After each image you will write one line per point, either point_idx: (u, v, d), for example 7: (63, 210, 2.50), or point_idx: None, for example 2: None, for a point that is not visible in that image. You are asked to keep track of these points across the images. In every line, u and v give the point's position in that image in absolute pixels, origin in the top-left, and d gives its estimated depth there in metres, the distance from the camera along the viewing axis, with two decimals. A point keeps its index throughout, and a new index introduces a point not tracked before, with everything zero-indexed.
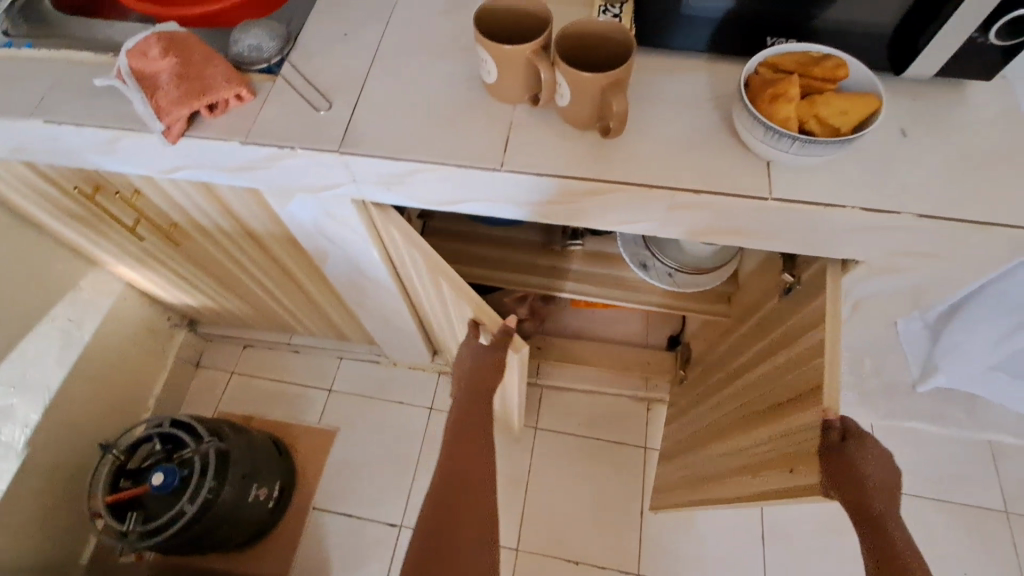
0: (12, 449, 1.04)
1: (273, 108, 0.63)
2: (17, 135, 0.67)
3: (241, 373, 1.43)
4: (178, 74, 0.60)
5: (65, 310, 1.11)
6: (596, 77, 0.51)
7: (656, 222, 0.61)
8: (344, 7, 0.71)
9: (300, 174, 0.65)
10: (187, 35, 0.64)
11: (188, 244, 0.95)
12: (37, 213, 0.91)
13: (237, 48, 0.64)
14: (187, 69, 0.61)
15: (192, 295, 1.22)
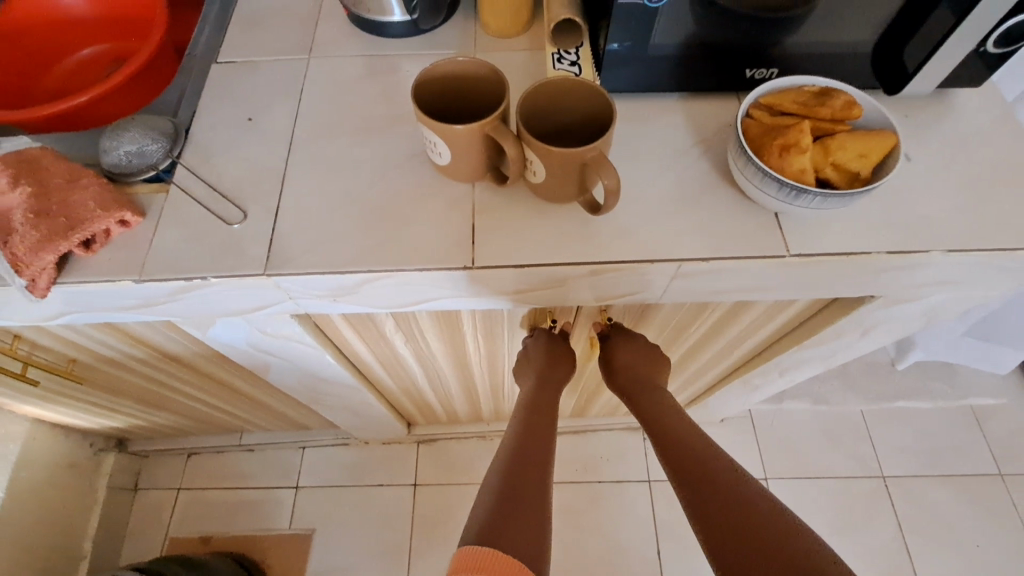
0: None
1: (172, 230, 0.49)
2: None
3: (190, 487, 1.24)
4: (34, 212, 0.46)
5: None
6: (577, 151, 0.42)
7: (658, 293, 0.53)
8: (245, 86, 0.58)
9: (221, 297, 0.51)
10: (42, 153, 0.50)
11: (95, 376, 0.78)
12: None
13: (110, 157, 0.51)
14: (46, 199, 0.47)
15: (115, 418, 1.03)
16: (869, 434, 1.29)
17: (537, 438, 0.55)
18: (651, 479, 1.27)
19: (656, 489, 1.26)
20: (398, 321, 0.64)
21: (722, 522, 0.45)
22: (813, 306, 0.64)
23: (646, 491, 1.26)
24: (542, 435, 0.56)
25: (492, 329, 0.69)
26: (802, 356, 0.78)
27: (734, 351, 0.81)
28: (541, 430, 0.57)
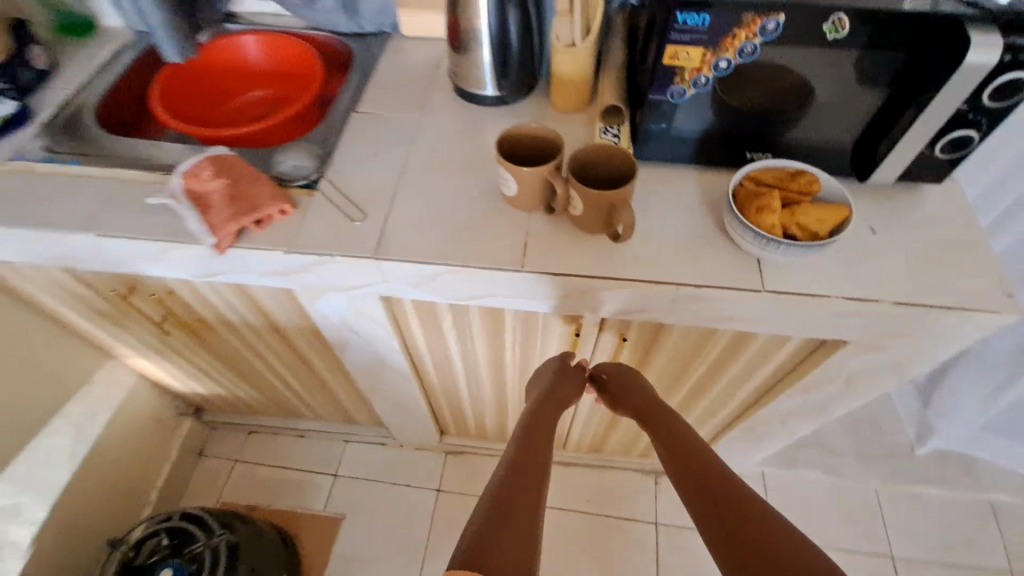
0: (17, 547, 1.00)
1: (313, 221, 0.69)
2: (68, 249, 0.72)
3: (245, 461, 1.41)
4: (229, 196, 0.67)
5: (80, 404, 1.08)
6: (607, 194, 0.59)
7: (662, 313, 0.67)
8: (375, 130, 0.80)
9: (334, 272, 0.69)
10: (236, 158, 0.72)
11: (210, 337, 0.98)
12: (70, 314, 0.96)
13: (280, 168, 0.73)
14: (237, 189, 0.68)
15: (205, 384, 1.23)
16: (881, 513, 1.31)
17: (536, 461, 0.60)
18: (658, 522, 1.33)
19: (661, 533, 1.32)
20: (456, 317, 0.81)
21: (737, 535, 0.51)
22: (798, 350, 0.76)
23: (653, 533, 1.32)
24: (534, 456, 0.60)
25: (528, 340, 0.83)
26: (795, 401, 0.89)
27: (736, 391, 0.92)
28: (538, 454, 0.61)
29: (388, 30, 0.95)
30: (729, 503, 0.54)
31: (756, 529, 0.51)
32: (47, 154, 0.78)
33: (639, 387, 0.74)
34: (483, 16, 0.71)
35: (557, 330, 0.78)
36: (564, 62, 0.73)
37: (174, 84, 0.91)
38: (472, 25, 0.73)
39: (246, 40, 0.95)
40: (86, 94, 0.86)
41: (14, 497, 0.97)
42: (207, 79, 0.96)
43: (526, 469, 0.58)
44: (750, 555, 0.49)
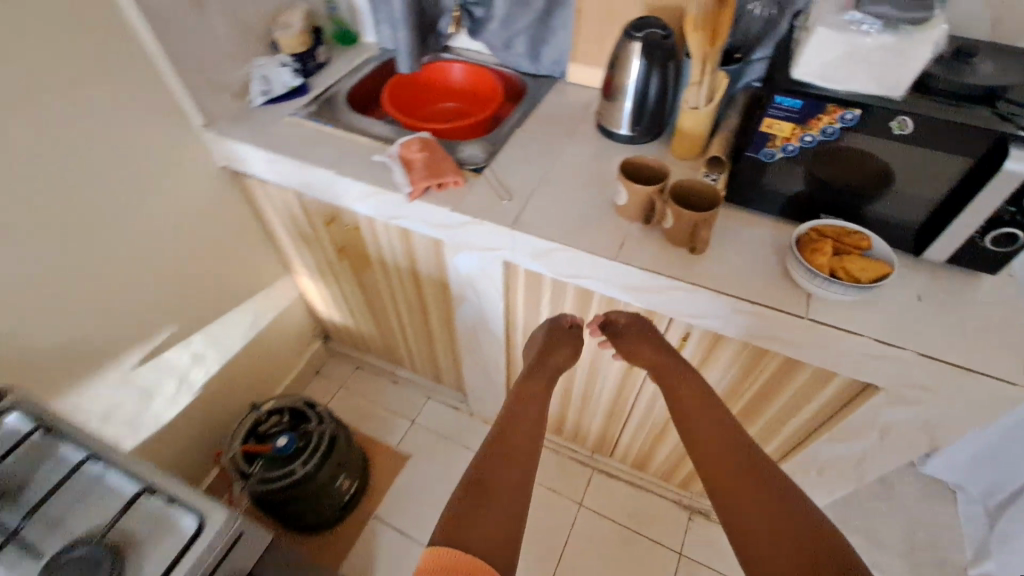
0: (189, 385, 1.24)
1: (475, 194, 0.95)
2: (310, 179, 1.05)
3: (347, 389, 1.70)
4: (426, 165, 0.96)
5: (261, 299, 1.41)
6: (695, 215, 0.78)
7: (720, 321, 0.83)
8: (531, 143, 1.07)
9: (476, 233, 0.94)
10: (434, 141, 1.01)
11: (365, 271, 1.27)
12: (280, 230, 1.31)
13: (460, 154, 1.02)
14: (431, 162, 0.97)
15: (342, 314, 1.55)
16: None
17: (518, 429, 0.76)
18: (682, 553, 1.40)
19: (683, 564, 1.38)
20: (554, 295, 1.02)
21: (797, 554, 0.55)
22: (837, 391, 0.88)
23: (675, 561, 1.39)
24: (517, 424, 0.77)
25: None
26: (831, 448, 0.98)
27: (777, 427, 1.03)
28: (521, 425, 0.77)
29: (557, 75, 1.23)
30: (783, 516, 0.59)
31: (736, 460, 0.66)
32: (313, 117, 1.13)
33: (646, 339, 0.87)
34: (633, 74, 0.95)
35: None
36: (686, 117, 0.94)
37: (400, 86, 1.27)
38: (622, 79, 0.96)
39: (453, 66, 1.31)
40: (340, 83, 1.22)
41: (204, 347, 1.26)
42: (418, 87, 1.31)
43: (507, 438, 0.75)
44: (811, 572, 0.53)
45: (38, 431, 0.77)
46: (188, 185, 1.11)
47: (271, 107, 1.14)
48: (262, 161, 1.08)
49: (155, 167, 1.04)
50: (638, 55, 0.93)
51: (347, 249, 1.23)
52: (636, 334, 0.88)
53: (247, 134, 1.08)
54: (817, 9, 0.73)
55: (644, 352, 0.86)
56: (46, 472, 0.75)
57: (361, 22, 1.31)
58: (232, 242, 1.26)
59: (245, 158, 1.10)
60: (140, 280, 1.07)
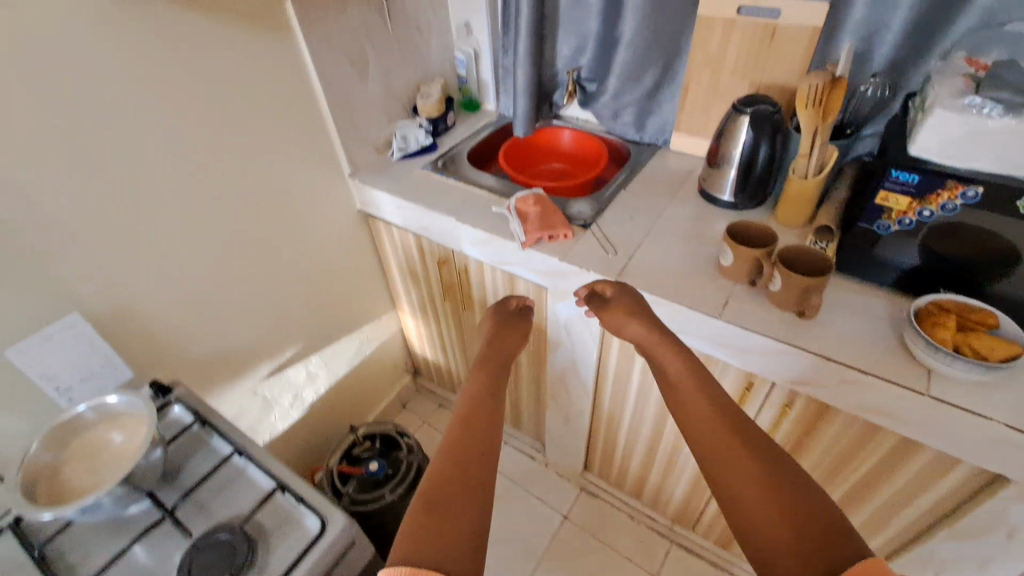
0: (302, 402, 1.37)
1: (582, 246, 1.03)
2: (433, 224, 1.18)
3: (430, 426, 1.77)
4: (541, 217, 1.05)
5: (369, 328, 1.54)
6: (806, 279, 0.79)
7: (828, 389, 0.82)
8: (636, 202, 1.14)
9: (577, 282, 1.01)
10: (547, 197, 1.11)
11: (464, 311, 1.37)
12: (395, 269, 1.46)
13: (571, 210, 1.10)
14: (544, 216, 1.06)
15: (435, 351, 1.65)
16: None
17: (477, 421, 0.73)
18: None
19: None
20: None
21: (792, 526, 0.55)
22: (961, 480, 0.82)
23: None
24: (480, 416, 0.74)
25: None
26: (953, 547, 0.89)
27: (887, 515, 0.95)
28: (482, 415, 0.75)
29: (661, 143, 1.32)
30: (775, 489, 0.58)
31: (725, 433, 0.66)
32: (440, 172, 1.28)
33: (633, 311, 0.86)
34: (740, 145, 1.00)
35: (729, 383, 0.96)
36: (795, 185, 0.97)
37: (515, 149, 1.41)
38: (729, 149, 1.02)
39: (564, 132, 1.44)
40: (463, 144, 1.39)
41: (317, 369, 1.39)
42: (530, 149, 1.45)
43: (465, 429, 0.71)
44: (809, 543, 0.53)
45: (196, 424, 0.87)
46: (328, 222, 1.29)
47: (405, 162, 1.31)
48: (393, 206, 1.24)
49: (306, 205, 1.21)
50: (747, 128, 0.98)
51: (453, 288, 1.34)
52: (626, 307, 0.88)
53: (383, 183, 1.25)
54: (933, 93, 0.75)
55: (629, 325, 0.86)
56: (198, 460, 0.83)
57: (486, 92, 1.48)
58: (353, 274, 1.42)
59: (379, 204, 1.27)
60: (279, 300, 1.23)
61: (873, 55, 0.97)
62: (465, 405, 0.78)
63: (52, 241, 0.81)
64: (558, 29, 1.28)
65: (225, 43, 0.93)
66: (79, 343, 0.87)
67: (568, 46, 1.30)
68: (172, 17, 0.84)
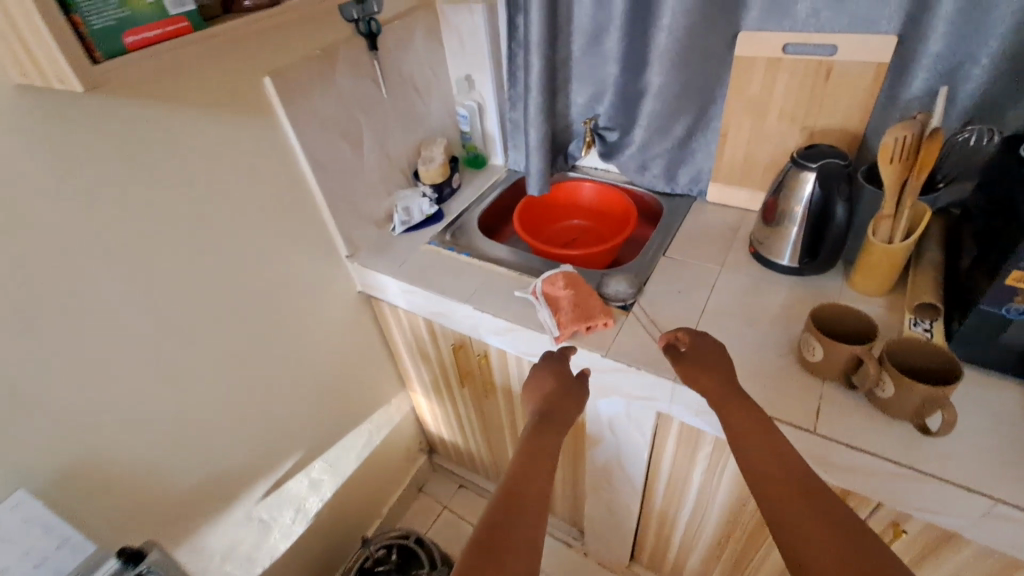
0: (305, 514, 1.21)
1: (626, 336, 0.87)
2: (446, 310, 1.02)
3: (450, 511, 1.59)
4: (575, 304, 0.89)
5: (377, 416, 1.38)
6: (929, 388, 0.62)
7: (966, 522, 0.65)
8: (683, 273, 0.98)
9: (622, 380, 0.85)
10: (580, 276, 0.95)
11: (487, 397, 1.21)
12: (403, 349, 1.30)
13: (608, 289, 0.93)
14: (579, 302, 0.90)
15: (452, 431, 1.48)
16: None
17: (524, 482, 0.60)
18: None
19: None
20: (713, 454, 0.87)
21: None
22: None
23: None
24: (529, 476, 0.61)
25: None
26: None
27: None
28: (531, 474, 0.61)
29: (695, 194, 1.17)
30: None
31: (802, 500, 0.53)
32: (450, 245, 1.13)
33: (719, 373, 0.70)
34: (804, 205, 0.85)
35: None
36: (879, 248, 0.81)
37: (530, 209, 1.27)
38: (790, 210, 0.87)
39: (584, 185, 1.29)
40: (473, 208, 1.24)
41: (320, 473, 1.23)
42: (546, 206, 1.31)
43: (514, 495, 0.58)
44: None
45: None
46: (327, 311, 1.13)
47: (410, 235, 1.17)
48: (398, 290, 1.08)
49: (301, 296, 1.06)
50: (812, 187, 0.83)
51: (472, 373, 1.17)
52: (705, 363, 0.72)
53: (388, 264, 1.10)
54: None
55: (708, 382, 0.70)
56: None
57: (492, 147, 1.34)
58: (357, 361, 1.26)
59: (383, 287, 1.12)
60: (275, 407, 1.07)
61: (958, 93, 0.82)
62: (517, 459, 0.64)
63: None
64: (571, 77, 1.15)
65: (195, 135, 0.79)
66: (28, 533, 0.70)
67: (583, 95, 1.16)
68: (127, 115, 0.70)
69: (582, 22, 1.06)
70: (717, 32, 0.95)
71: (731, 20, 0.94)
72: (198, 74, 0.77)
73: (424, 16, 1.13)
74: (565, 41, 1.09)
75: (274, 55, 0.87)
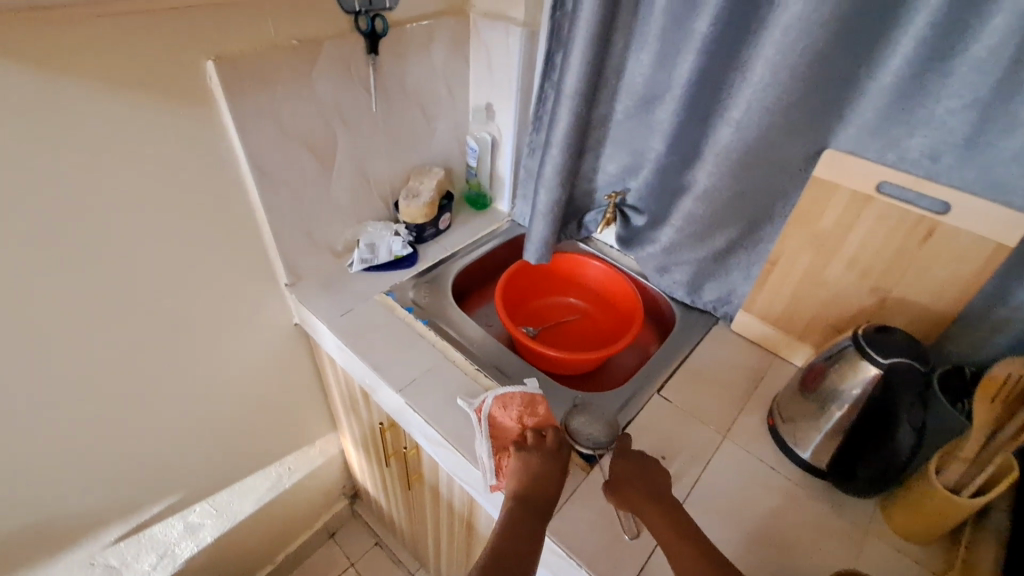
0: (172, 561, 1.02)
1: (577, 507, 0.66)
2: (379, 389, 0.83)
3: (357, 571, 1.40)
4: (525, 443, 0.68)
5: (292, 459, 1.19)
6: None
7: None
8: (674, 428, 0.77)
9: (559, 565, 0.65)
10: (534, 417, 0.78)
11: (412, 484, 1.01)
12: (337, 396, 1.11)
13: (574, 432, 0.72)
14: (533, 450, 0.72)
15: (377, 490, 1.28)
16: None
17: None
18: None
19: None
20: None
21: None
22: None
23: None
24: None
25: None
26: None
27: None
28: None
29: (718, 315, 0.96)
30: None
31: None
32: (411, 303, 0.94)
33: (651, 491, 0.62)
34: (848, 403, 0.64)
35: None
36: (942, 501, 0.59)
37: (522, 275, 1.07)
38: (833, 401, 0.66)
39: (591, 263, 1.07)
40: (455, 260, 1.04)
41: (202, 517, 1.04)
42: (542, 275, 1.10)
43: None
44: None
45: None
46: (250, 344, 0.94)
47: (371, 277, 0.97)
48: (333, 344, 0.89)
49: (216, 326, 0.86)
50: (868, 387, 0.62)
51: (401, 455, 0.98)
52: (639, 481, 0.64)
53: (330, 308, 0.90)
54: None
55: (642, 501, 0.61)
56: None
57: (499, 190, 1.15)
58: (280, 400, 1.06)
59: (319, 333, 0.92)
60: (153, 447, 0.88)
61: None
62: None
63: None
64: (606, 140, 0.94)
65: (84, 119, 0.59)
66: None
67: (615, 163, 0.96)
68: None
69: (633, 81, 0.85)
70: (794, 143, 0.73)
71: (816, 133, 0.72)
72: (103, 42, 0.57)
73: (450, 27, 0.93)
74: (608, 97, 0.88)
75: (230, 38, 0.68)
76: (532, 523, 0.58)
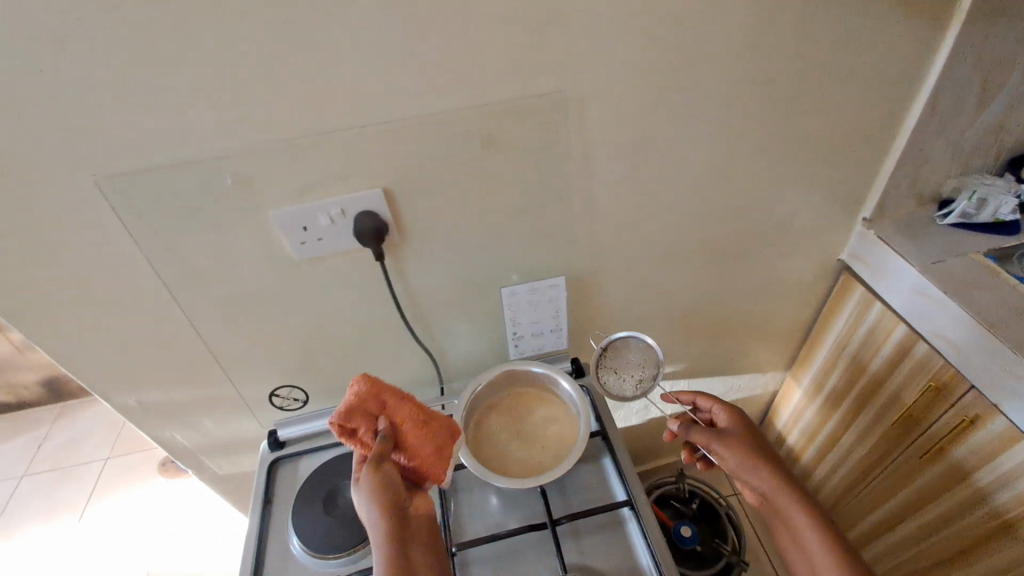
0: (645, 413, 1.24)
1: None
2: (973, 349, 0.79)
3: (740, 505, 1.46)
4: (398, 438, 0.62)
5: (747, 379, 1.25)
6: None
7: None
8: None
9: None
10: (379, 381, 0.63)
11: (917, 457, 0.96)
12: (828, 342, 1.11)
13: (621, 387, 0.80)
14: (394, 446, 0.63)
15: (806, 445, 1.28)
16: None
17: (417, 547, 0.58)
18: None
19: None
20: None
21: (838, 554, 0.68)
22: None
23: None
24: (408, 535, 0.58)
25: None
26: None
27: None
28: (415, 530, 0.60)
29: None
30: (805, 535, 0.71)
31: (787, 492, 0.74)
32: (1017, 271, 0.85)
33: (748, 440, 0.79)
34: None
35: None
36: None
37: None
38: None
39: None
40: None
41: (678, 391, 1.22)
42: None
43: (409, 557, 0.57)
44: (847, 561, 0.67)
45: (597, 436, 0.79)
46: (799, 266, 0.99)
47: (959, 233, 0.90)
48: (906, 285, 0.87)
49: (794, 239, 0.93)
50: None
51: (918, 421, 0.94)
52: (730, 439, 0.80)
53: (920, 253, 0.87)
54: None
55: (720, 449, 0.80)
56: (584, 480, 0.76)
57: None
58: (781, 326, 1.12)
59: (883, 274, 0.92)
60: (695, 326, 1.04)
61: None
62: (386, 535, 0.56)
63: (567, 205, 0.73)
64: None
65: (858, 22, 0.68)
66: (549, 304, 0.84)
67: None
68: None
69: None
70: None
71: None
72: None
73: None
74: None
75: None
76: (417, 462, 0.63)
